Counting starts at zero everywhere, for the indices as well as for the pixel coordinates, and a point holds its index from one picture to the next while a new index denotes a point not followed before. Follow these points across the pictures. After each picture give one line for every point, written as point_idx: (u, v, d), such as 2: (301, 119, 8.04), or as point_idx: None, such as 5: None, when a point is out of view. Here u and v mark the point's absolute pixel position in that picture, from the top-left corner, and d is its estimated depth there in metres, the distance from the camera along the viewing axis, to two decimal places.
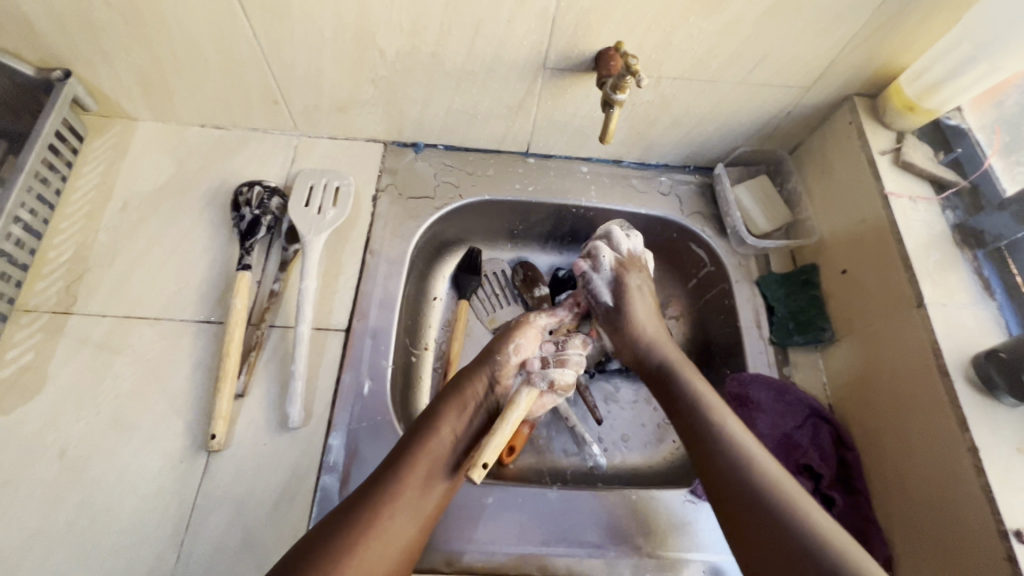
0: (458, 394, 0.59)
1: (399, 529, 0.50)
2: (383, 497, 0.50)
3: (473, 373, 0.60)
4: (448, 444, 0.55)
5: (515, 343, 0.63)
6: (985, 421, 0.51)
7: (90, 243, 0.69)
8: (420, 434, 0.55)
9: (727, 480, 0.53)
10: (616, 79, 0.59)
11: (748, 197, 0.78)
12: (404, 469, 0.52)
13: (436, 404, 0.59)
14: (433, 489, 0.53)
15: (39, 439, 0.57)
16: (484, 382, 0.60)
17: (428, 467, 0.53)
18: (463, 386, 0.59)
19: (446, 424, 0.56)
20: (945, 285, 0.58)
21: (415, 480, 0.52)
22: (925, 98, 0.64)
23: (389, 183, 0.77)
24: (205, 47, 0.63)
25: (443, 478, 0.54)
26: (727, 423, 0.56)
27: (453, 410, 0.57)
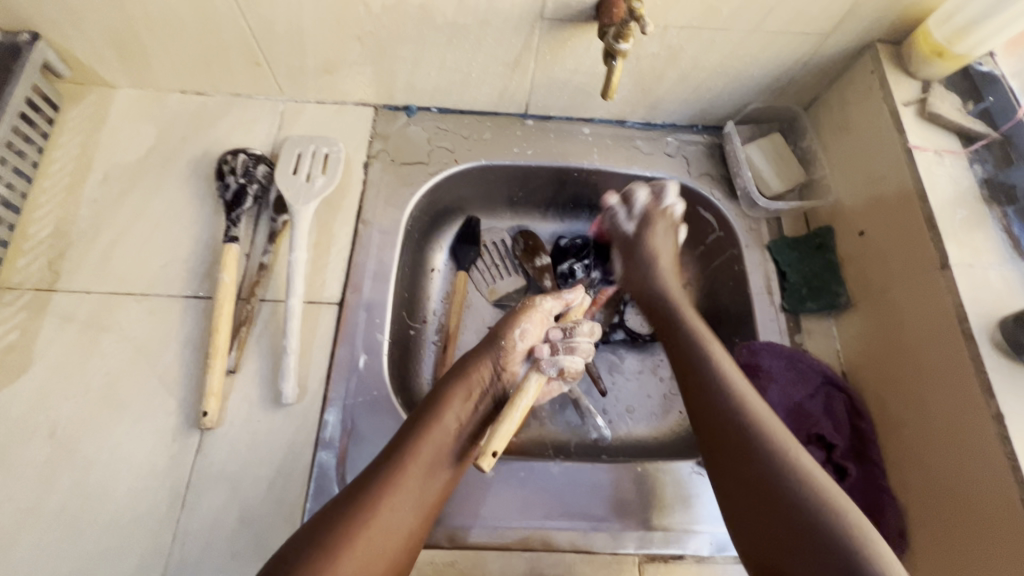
0: (462, 380, 0.57)
1: (402, 518, 0.48)
2: (386, 485, 0.49)
3: (479, 359, 0.59)
4: (450, 431, 0.54)
5: (524, 326, 0.60)
6: (1011, 388, 0.48)
7: (71, 217, 0.66)
8: (423, 420, 0.53)
9: (747, 463, 0.49)
10: (618, 27, 0.55)
11: (760, 157, 0.74)
12: (408, 457, 0.50)
13: (440, 388, 0.57)
14: (436, 477, 0.51)
15: (29, 418, 0.56)
16: (490, 368, 0.58)
17: (432, 456, 0.51)
18: (468, 371, 0.58)
19: (450, 412, 0.54)
20: (970, 245, 0.55)
21: (419, 469, 0.50)
22: (955, 42, 0.58)
23: (381, 149, 0.73)
24: (178, 3, 0.59)
25: (447, 467, 0.52)
26: (753, 407, 0.53)
27: (458, 395, 0.56)
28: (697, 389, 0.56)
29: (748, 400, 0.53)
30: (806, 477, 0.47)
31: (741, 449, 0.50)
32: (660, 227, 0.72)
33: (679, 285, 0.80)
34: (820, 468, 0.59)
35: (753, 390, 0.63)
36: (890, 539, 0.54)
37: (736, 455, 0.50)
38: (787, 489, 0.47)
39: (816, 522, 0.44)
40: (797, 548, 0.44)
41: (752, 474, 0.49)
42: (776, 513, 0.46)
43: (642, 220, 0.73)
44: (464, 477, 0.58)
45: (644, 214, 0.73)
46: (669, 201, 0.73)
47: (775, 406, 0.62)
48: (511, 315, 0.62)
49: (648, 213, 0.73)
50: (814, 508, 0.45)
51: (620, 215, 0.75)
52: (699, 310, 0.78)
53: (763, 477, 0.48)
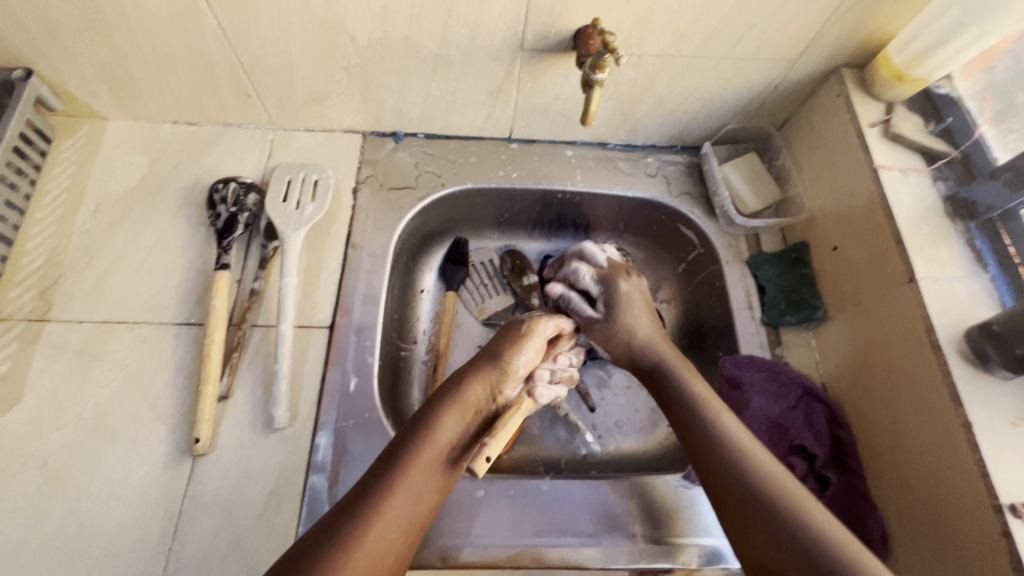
0: (456, 394, 0.55)
1: (393, 537, 0.45)
2: (376, 503, 0.46)
3: (478, 374, 0.57)
4: (442, 446, 0.52)
5: (524, 348, 0.60)
6: (978, 395, 0.51)
7: (63, 247, 0.67)
8: (416, 435, 0.51)
9: (729, 490, 0.48)
10: (594, 59, 0.58)
11: (736, 175, 0.76)
12: (400, 472, 0.48)
13: (431, 403, 0.55)
14: (425, 494, 0.49)
15: (20, 450, 0.56)
16: (486, 384, 0.57)
17: (423, 473, 0.49)
18: (458, 385, 0.56)
19: (444, 430, 0.52)
20: (936, 258, 0.57)
21: (411, 484, 0.48)
22: (913, 67, 0.62)
23: (369, 175, 0.75)
24: (169, 38, 0.61)
25: (437, 483, 0.50)
26: (724, 421, 0.53)
27: (450, 408, 0.54)
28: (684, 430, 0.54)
29: (726, 425, 0.52)
30: (750, 466, 0.49)
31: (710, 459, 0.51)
32: (630, 287, 0.66)
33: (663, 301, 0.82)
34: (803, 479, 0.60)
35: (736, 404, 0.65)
36: (874, 549, 0.55)
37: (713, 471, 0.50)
38: (767, 495, 0.46)
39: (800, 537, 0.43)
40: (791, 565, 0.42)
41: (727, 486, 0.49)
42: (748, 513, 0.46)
43: (604, 280, 0.67)
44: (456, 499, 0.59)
45: (605, 279, 0.67)
46: (604, 260, 0.69)
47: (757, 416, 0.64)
48: (511, 338, 0.60)
49: (610, 270, 0.68)
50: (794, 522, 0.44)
51: (574, 299, 0.67)
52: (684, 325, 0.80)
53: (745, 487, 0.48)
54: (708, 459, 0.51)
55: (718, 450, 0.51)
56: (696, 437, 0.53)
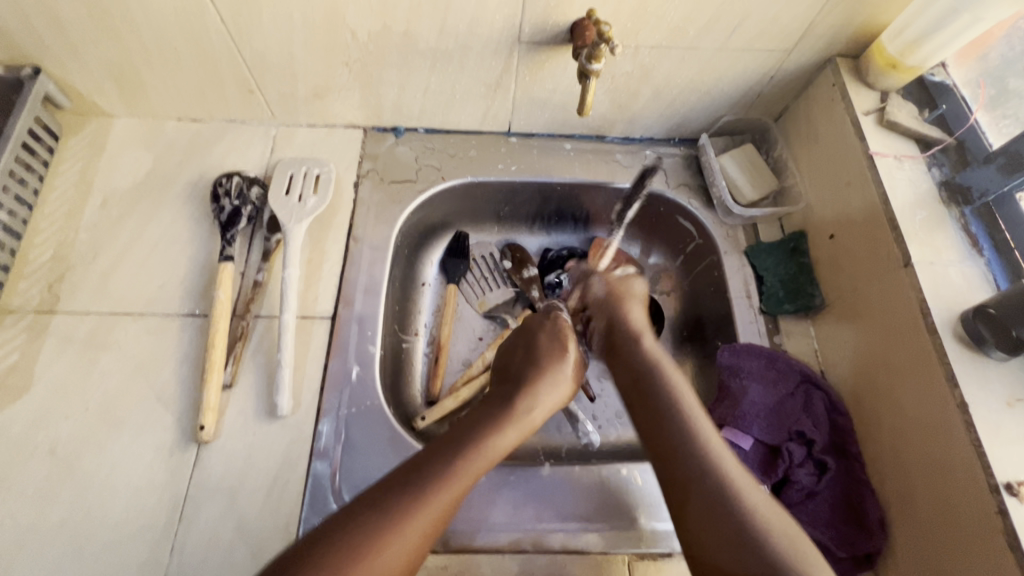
0: (525, 406, 0.57)
1: (442, 514, 0.47)
2: (420, 496, 0.46)
3: (546, 391, 0.60)
4: (497, 456, 0.52)
5: (569, 369, 0.63)
6: (974, 377, 0.51)
7: (70, 241, 0.68)
8: (478, 438, 0.52)
9: (699, 513, 0.46)
10: (590, 50, 0.59)
11: (733, 166, 0.77)
12: (451, 469, 0.48)
13: (495, 410, 0.56)
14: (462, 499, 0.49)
15: (29, 438, 0.57)
16: (549, 404, 0.60)
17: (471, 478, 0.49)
18: (529, 398, 0.59)
19: (508, 434, 0.54)
20: (932, 243, 0.58)
21: (462, 483, 0.48)
22: (907, 55, 0.63)
23: (371, 168, 0.76)
24: (174, 36, 0.62)
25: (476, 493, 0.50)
26: (719, 456, 0.49)
27: (512, 421, 0.55)
28: (665, 451, 0.51)
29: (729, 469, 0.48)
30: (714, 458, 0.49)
31: (692, 479, 0.48)
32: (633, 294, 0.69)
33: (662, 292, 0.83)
34: (802, 463, 0.60)
35: (735, 392, 0.65)
36: (871, 531, 0.56)
37: (684, 478, 0.49)
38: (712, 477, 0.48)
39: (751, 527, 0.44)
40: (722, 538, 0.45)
41: (699, 507, 0.47)
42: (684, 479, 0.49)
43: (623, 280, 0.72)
44: None
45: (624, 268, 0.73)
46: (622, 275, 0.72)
47: (756, 404, 0.64)
48: (558, 356, 0.63)
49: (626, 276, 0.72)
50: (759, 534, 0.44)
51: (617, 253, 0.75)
52: (683, 316, 0.80)
53: (722, 515, 0.45)
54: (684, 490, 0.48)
55: (702, 493, 0.47)
56: (681, 467, 0.50)
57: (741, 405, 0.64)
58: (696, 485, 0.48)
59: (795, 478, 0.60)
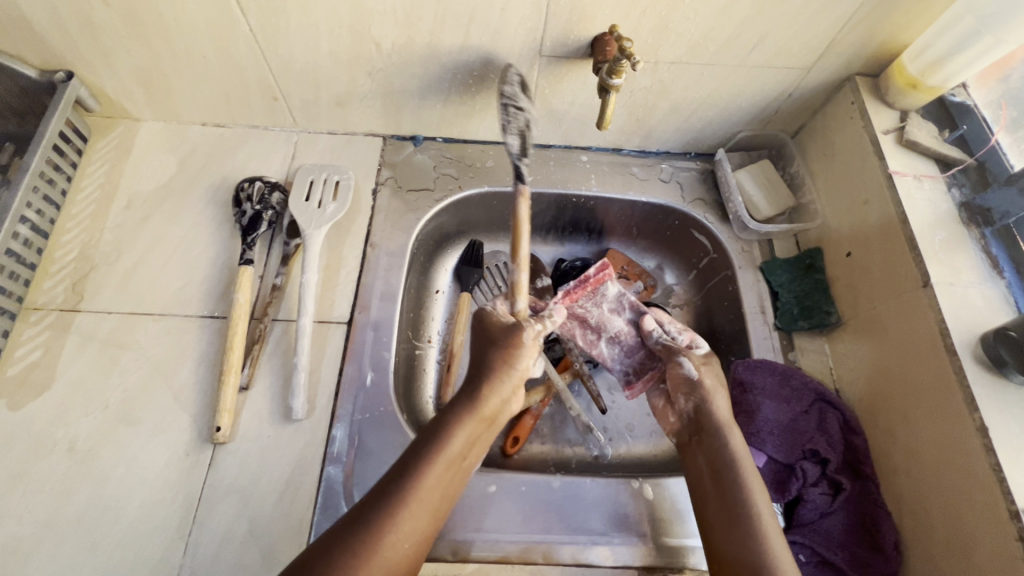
0: (474, 402, 0.54)
1: (421, 515, 0.47)
2: (387, 511, 0.46)
3: (492, 385, 0.56)
4: (454, 457, 0.51)
5: (515, 356, 0.58)
6: (994, 401, 0.50)
7: (95, 242, 0.70)
8: (425, 445, 0.51)
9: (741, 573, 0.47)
10: (611, 64, 0.59)
11: (750, 182, 0.77)
12: (411, 480, 0.48)
13: (446, 409, 0.55)
14: (432, 504, 0.48)
15: (49, 433, 0.58)
16: (502, 396, 0.56)
17: (433, 485, 0.49)
18: (477, 392, 0.55)
19: (460, 432, 0.52)
20: (951, 264, 0.57)
21: (433, 484, 0.49)
22: (927, 75, 0.63)
23: (389, 176, 0.77)
24: (204, 43, 0.64)
25: (444, 495, 0.50)
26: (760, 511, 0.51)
27: (466, 421, 0.53)
28: (715, 505, 0.52)
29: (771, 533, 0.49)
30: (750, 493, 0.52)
31: (727, 521, 0.51)
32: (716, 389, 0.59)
33: (676, 306, 0.83)
34: (816, 483, 0.60)
35: (748, 407, 0.65)
36: (887, 553, 0.55)
37: (715, 510, 0.52)
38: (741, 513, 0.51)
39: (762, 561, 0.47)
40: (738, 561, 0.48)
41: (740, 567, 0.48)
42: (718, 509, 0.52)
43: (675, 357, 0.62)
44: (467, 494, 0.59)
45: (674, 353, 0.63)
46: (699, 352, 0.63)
47: (770, 421, 0.63)
48: (499, 350, 0.58)
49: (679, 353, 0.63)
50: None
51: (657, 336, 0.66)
52: (697, 330, 0.80)
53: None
54: (722, 544, 0.50)
55: (744, 550, 0.48)
56: (729, 527, 0.50)
57: (754, 421, 0.64)
58: (743, 548, 0.49)
59: (808, 497, 0.59)
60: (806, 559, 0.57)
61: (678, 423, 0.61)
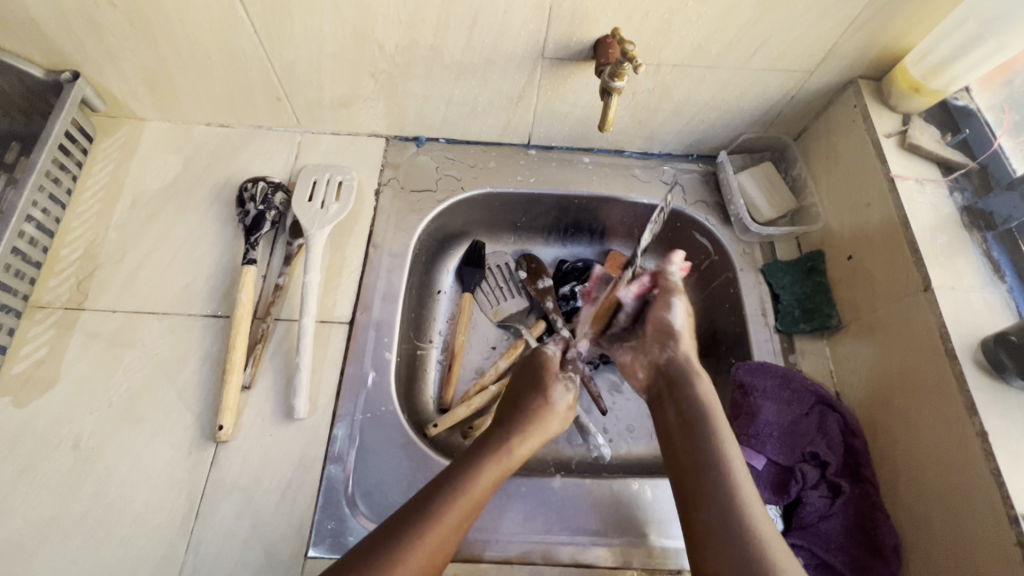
0: (501, 450, 0.56)
1: (435, 553, 0.48)
2: (404, 543, 0.47)
3: (524, 434, 0.59)
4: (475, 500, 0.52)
5: (552, 412, 0.62)
6: (994, 405, 0.50)
7: (100, 241, 0.70)
8: (449, 483, 0.52)
9: (710, 525, 0.50)
10: (613, 67, 0.59)
11: (752, 184, 0.77)
12: (431, 518, 0.49)
13: (476, 450, 0.56)
14: (448, 542, 0.49)
15: (54, 431, 0.59)
16: (528, 447, 0.59)
17: (452, 523, 0.50)
18: (504, 440, 0.57)
19: (484, 475, 0.54)
20: (952, 268, 0.57)
21: (451, 523, 0.49)
22: (931, 79, 0.63)
23: (392, 177, 0.78)
24: (208, 44, 0.64)
25: (457, 538, 0.50)
26: (739, 480, 0.52)
27: (490, 464, 0.55)
28: (695, 480, 0.53)
29: (748, 501, 0.50)
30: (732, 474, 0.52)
31: (710, 499, 0.51)
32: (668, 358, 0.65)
33: None
34: (815, 486, 0.60)
35: (747, 410, 0.65)
36: (886, 556, 0.55)
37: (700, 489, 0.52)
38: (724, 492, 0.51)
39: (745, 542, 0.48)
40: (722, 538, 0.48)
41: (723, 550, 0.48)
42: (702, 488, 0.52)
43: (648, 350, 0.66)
44: None
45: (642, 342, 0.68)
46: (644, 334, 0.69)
47: (769, 424, 0.63)
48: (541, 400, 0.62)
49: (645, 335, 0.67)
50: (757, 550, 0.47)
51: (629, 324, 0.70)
52: (699, 331, 0.81)
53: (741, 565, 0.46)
54: (706, 512, 0.51)
55: (716, 505, 0.50)
56: (712, 507, 0.50)
57: (754, 424, 0.64)
58: (728, 527, 0.49)
59: (807, 500, 0.59)
60: (804, 561, 0.58)
61: (648, 377, 0.65)
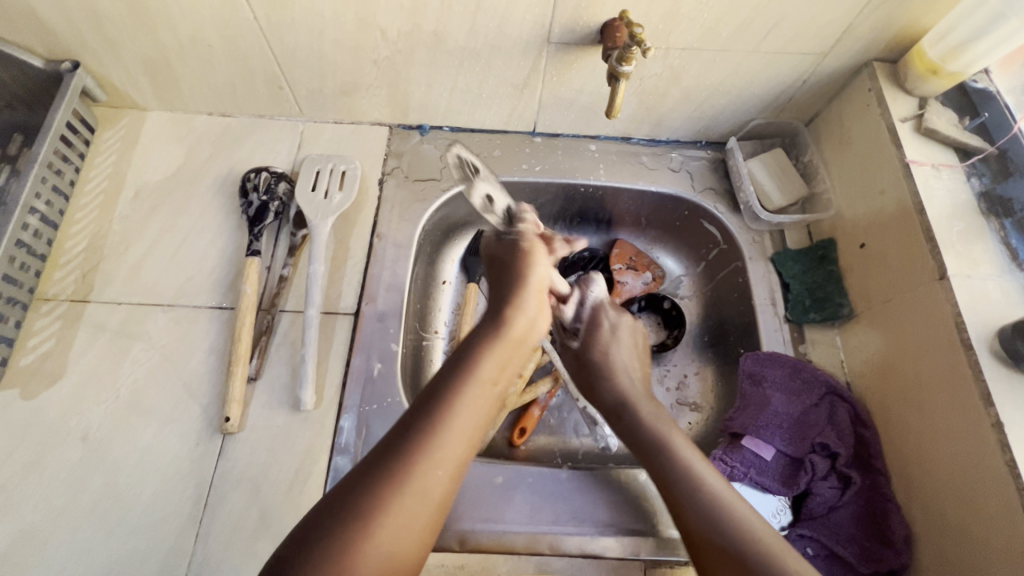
0: (470, 373, 0.49)
1: (440, 471, 0.44)
2: (396, 468, 0.43)
3: (517, 304, 0.55)
4: (483, 399, 0.49)
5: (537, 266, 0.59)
6: (1011, 395, 0.49)
7: (104, 232, 0.70)
8: (448, 385, 0.48)
9: (697, 527, 0.46)
10: (621, 51, 0.58)
11: (762, 172, 0.76)
12: (430, 430, 0.45)
13: (476, 338, 0.53)
14: (456, 453, 0.46)
15: (63, 422, 0.59)
16: (527, 318, 0.55)
17: (457, 431, 0.46)
18: (477, 352, 0.51)
19: (485, 360, 0.50)
20: (969, 256, 0.56)
21: (453, 437, 0.46)
22: (949, 61, 0.61)
23: (395, 166, 0.77)
24: (208, 32, 0.63)
25: (472, 449, 0.47)
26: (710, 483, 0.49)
27: (492, 348, 0.51)
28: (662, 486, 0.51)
29: (726, 499, 0.48)
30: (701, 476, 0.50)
31: (688, 501, 0.48)
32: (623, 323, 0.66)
33: (684, 297, 0.82)
34: (825, 477, 0.60)
35: (756, 400, 0.65)
36: (897, 546, 0.54)
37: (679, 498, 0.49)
38: (701, 496, 0.48)
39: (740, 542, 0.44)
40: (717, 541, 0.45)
41: (720, 552, 0.44)
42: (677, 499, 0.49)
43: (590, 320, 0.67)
44: (472, 483, 0.60)
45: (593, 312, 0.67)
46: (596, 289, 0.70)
47: (778, 415, 0.63)
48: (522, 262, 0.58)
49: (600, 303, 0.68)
50: (752, 539, 0.44)
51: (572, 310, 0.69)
52: (706, 322, 0.80)
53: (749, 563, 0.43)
54: (691, 519, 0.47)
55: (692, 498, 0.48)
56: (690, 510, 0.48)
57: (763, 414, 0.64)
58: (713, 526, 0.46)
59: (816, 491, 0.59)
60: (814, 552, 0.57)
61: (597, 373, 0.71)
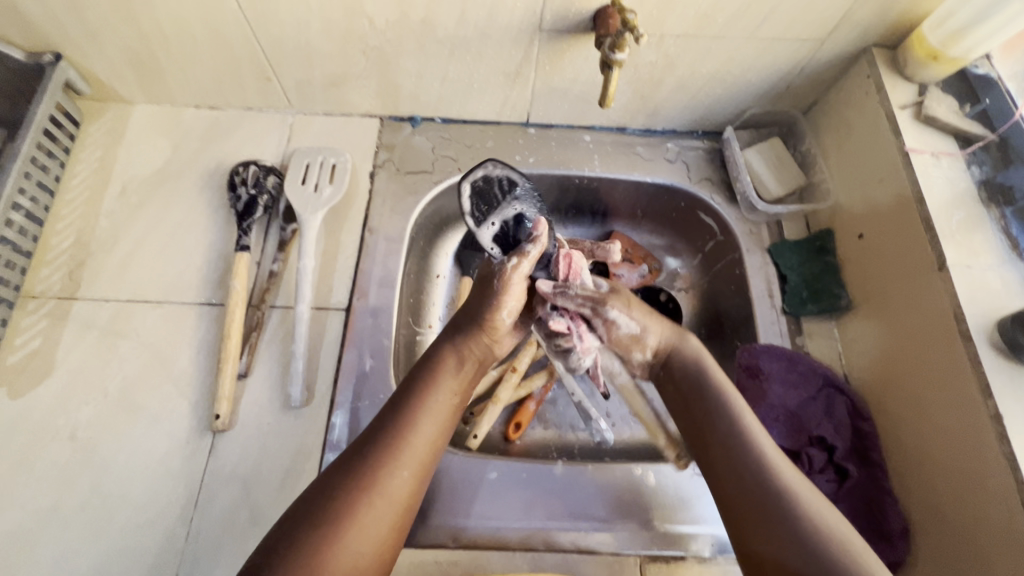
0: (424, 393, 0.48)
1: (397, 488, 0.43)
2: (358, 484, 0.42)
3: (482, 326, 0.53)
4: (436, 417, 0.48)
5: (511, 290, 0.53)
6: (1011, 387, 0.48)
7: (91, 228, 0.69)
8: (400, 403, 0.48)
9: (737, 500, 0.44)
10: (613, 38, 0.56)
11: (759, 162, 0.75)
12: (391, 445, 0.44)
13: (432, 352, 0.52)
14: (419, 464, 0.45)
15: (51, 421, 0.59)
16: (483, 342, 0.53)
17: (415, 447, 0.45)
18: (435, 367, 0.50)
19: (444, 380, 0.50)
20: (968, 246, 0.55)
21: (408, 455, 0.45)
22: (949, 45, 0.59)
23: (387, 159, 0.76)
24: (191, 22, 0.62)
25: (426, 469, 0.46)
26: (761, 444, 0.46)
27: (449, 369, 0.50)
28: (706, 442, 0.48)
29: (775, 462, 0.45)
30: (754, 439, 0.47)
31: (735, 466, 0.45)
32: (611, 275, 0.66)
33: (681, 290, 0.81)
34: (822, 470, 0.59)
35: (753, 394, 0.63)
36: (893, 540, 0.54)
37: (725, 467, 0.46)
38: (754, 462, 0.45)
39: (793, 519, 0.41)
40: (764, 512, 0.43)
41: (764, 536, 0.42)
42: (731, 462, 0.46)
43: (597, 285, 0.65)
44: (464, 478, 0.59)
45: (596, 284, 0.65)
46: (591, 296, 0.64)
47: (775, 408, 0.62)
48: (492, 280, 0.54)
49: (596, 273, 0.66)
50: (803, 522, 0.41)
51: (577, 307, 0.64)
52: (704, 314, 0.79)
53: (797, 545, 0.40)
54: (735, 492, 0.45)
55: (741, 468, 0.45)
56: (737, 481, 0.45)
57: (761, 407, 0.63)
58: (756, 497, 0.43)
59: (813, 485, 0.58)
60: None
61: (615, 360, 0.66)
